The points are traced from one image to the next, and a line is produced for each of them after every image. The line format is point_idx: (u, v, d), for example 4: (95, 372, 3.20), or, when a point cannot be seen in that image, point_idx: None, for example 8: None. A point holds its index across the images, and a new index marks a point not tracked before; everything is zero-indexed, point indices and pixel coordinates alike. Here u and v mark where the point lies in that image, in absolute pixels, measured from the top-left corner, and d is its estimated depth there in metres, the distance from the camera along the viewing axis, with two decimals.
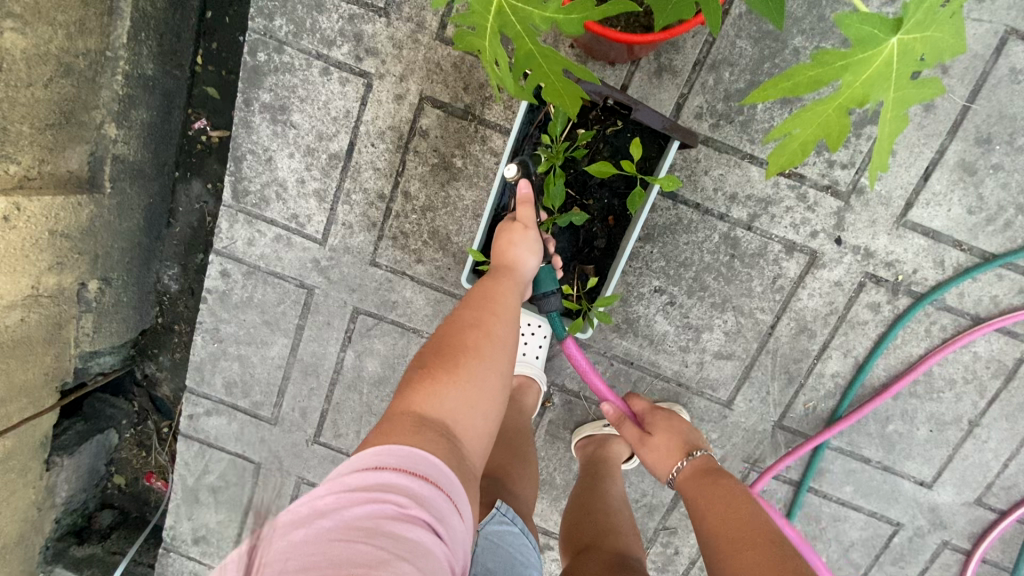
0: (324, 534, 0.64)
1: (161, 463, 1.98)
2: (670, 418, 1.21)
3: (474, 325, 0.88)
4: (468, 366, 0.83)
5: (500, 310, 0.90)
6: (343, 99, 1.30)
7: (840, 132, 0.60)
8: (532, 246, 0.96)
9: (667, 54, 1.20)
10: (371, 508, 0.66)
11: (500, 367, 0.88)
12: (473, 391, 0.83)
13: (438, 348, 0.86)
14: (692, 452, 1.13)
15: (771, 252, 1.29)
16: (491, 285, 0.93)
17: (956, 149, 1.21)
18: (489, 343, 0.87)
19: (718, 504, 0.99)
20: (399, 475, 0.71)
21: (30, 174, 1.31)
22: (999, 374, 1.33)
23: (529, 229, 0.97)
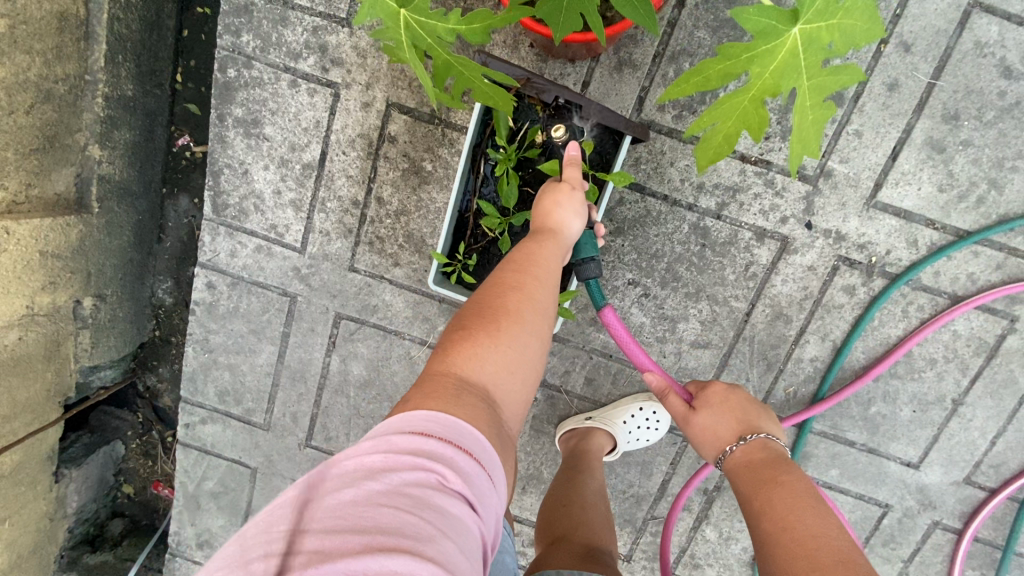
0: (369, 497, 0.57)
1: (167, 471, 2.04)
2: (727, 395, 1.12)
3: (514, 286, 0.85)
4: (508, 331, 0.81)
5: (540, 273, 0.88)
6: (312, 109, 1.33)
7: (760, 121, 0.62)
8: (577, 210, 0.94)
9: (626, 48, 1.21)
10: (419, 473, 0.60)
11: (539, 337, 0.84)
12: (513, 356, 0.80)
13: (479, 310, 0.83)
14: (748, 434, 1.05)
15: (741, 240, 1.29)
16: (532, 248, 0.91)
17: (923, 127, 1.20)
18: (530, 309, 0.84)
19: (780, 505, 0.90)
20: (444, 442, 0.65)
21: (18, 198, 1.36)
22: (981, 352, 1.32)
23: (576, 191, 0.94)
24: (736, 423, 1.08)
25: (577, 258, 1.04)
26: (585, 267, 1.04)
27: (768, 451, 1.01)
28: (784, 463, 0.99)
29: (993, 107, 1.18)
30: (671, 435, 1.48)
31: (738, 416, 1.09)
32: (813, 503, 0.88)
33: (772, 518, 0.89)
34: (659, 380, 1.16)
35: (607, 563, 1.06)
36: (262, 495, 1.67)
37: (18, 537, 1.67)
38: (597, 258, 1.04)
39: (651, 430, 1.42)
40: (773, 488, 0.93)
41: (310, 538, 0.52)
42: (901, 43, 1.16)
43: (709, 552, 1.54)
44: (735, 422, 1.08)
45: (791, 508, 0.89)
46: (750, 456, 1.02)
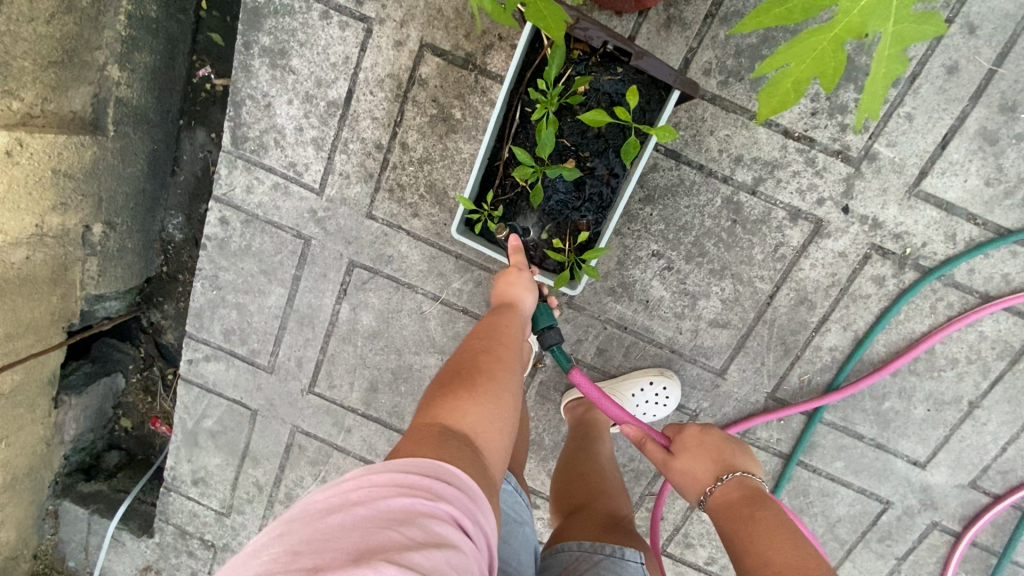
0: (358, 522, 0.60)
1: (165, 408, 2.03)
2: (701, 435, 1.10)
3: (484, 351, 0.93)
4: (485, 384, 0.86)
5: (506, 340, 0.96)
6: (343, 44, 1.28)
7: (836, 68, 0.56)
8: (530, 285, 1.02)
9: (677, 6, 1.15)
10: (405, 500, 0.63)
11: (514, 389, 0.91)
12: (491, 406, 0.84)
13: (456, 372, 0.89)
14: (725, 474, 1.03)
15: (774, 219, 1.25)
16: (495, 322, 0.99)
17: (978, 116, 1.14)
18: (502, 368, 0.91)
19: (764, 546, 0.91)
20: (425, 476, 0.68)
21: (32, 111, 1.32)
22: (1005, 356, 1.29)
23: (523, 271, 1.02)
24: (712, 462, 1.06)
25: (537, 328, 1.12)
26: (545, 334, 1.12)
27: (744, 490, 1.00)
28: (762, 498, 0.99)
29: None
30: (677, 413, 1.43)
31: (714, 456, 1.07)
32: (794, 540, 0.90)
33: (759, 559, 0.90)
34: (634, 430, 1.15)
35: (629, 531, 1.06)
36: (261, 438, 1.66)
37: (14, 457, 1.67)
38: (554, 325, 1.12)
39: (659, 406, 1.38)
40: (755, 529, 0.93)
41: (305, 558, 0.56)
42: (967, 24, 1.11)
43: (703, 533, 1.54)
44: (711, 463, 1.07)
45: (776, 548, 0.89)
46: (728, 498, 1.00)
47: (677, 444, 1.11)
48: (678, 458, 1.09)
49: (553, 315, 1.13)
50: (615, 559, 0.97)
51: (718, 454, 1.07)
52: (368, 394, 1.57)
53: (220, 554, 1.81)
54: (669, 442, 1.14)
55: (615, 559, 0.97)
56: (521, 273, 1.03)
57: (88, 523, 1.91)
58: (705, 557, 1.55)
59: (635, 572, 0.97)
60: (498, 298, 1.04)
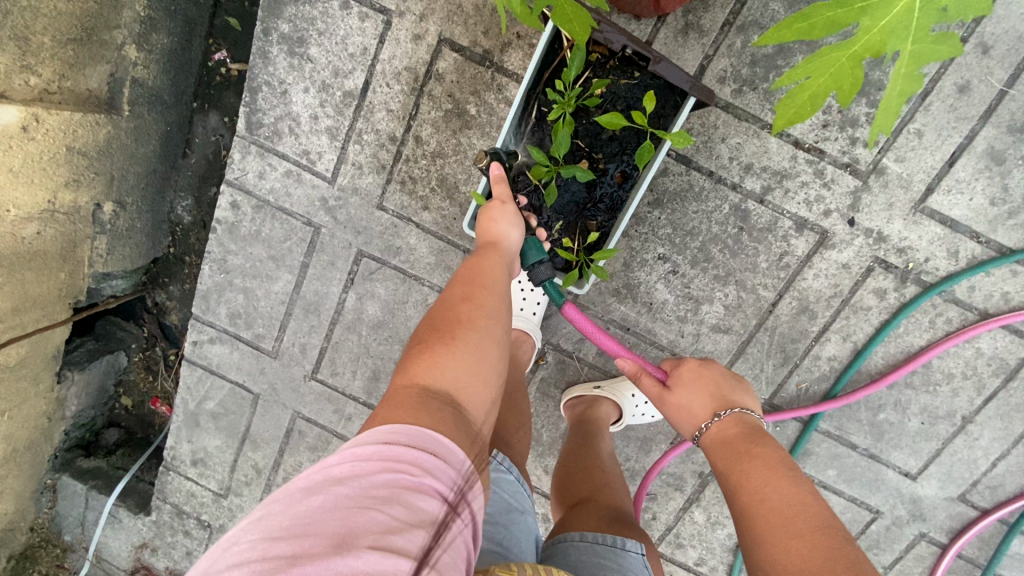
0: (340, 502, 0.61)
1: (166, 389, 2.04)
2: (700, 371, 1.10)
3: (464, 299, 0.89)
4: (464, 338, 0.84)
5: (489, 285, 0.92)
6: (362, 35, 1.29)
7: (852, 84, 0.58)
8: (513, 220, 0.97)
9: (695, 12, 1.16)
10: (389, 477, 0.64)
11: (498, 338, 0.88)
12: (471, 363, 0.82)
13: (433, 327, 0.86)
14: (722, 410, 1.03)
15: (781, 228, 1.26)
16: (477, 264, 0.94)
17: (987, 135, 1.16)
18: (483, 315, 0.88)
19: (755, 474, 0.90)
20: (406, 448, 0.68)
21: (50, 88, 1.33)
22: (1000, 373, 1.31)
23: (506, 203, 0.98)
24: (711, 398, 1.06)
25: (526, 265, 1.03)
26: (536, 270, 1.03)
27: (741, 425, 0.99)
28: (759, 434, 0.98)
29: None
30: None
31: (713, 392, 1.06)
32: (788, 473, 0.89)
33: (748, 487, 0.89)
34: (631, 364, 1.13)
35: (629, 524, 1.08)
36: (262, 422, 1.68)
37: (16, 430, 1.68)
38: (545, 261, 1.02)
39: None
40: (745, 459, 0.93)
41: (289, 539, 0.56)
42: (980, 44, 1.12)
43: (694, 534, 1.56)
44: (710, 398, 1.06)
45: (766, 476, 0.89)
46: (724, 432, 1.00)
47: (676, 379, 1.11)
48: (676, 392, 1.09)
49: (544, 249, 1.04)
50: (616, 549, 0.99)
51: (717, 390, 1.06)
52: (370, 383, 1.58)
53: (215, 534, 1.83)
54: (667, 377, 1.13)
55: (615, 549, 0.99)
56: (503, 206, 0.99)
57: (86, 498, 1.93)
58: (695, 558, 1.58)
59: (635, 563, 0.99)
60: (480, 239, 1.00)
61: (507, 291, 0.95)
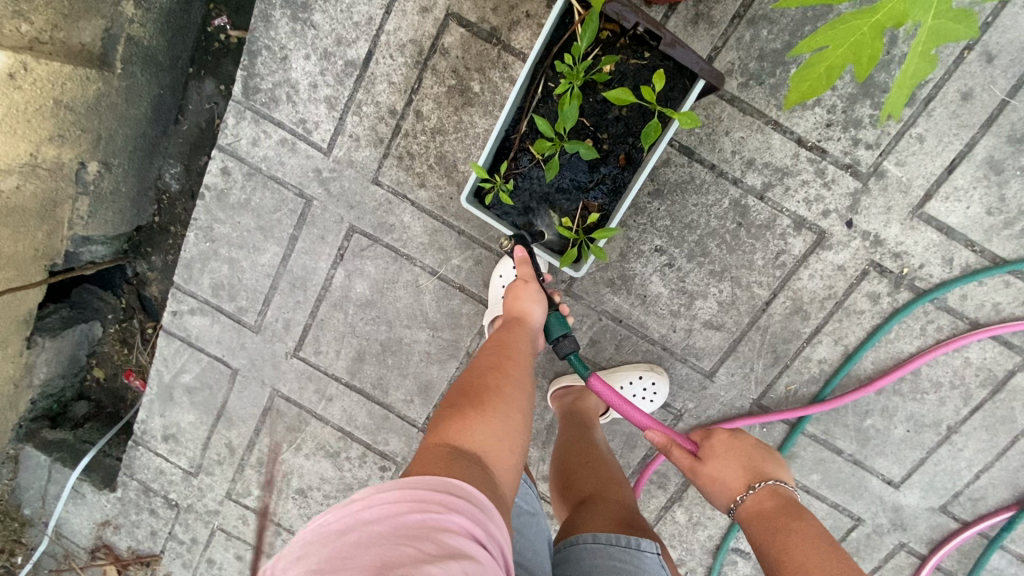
0: (371, 540, 0.61)
1: (141, 363, 1.98)
2: (732, 444, 1.12)
3: (493, 368, 0.94)
4: (494, 403, 0.86)
5: (516, 356, 0.97)
6: (368, 4, 1.26)
7: (871, 56, 0.57)
8: (535, 298, 1.06)
9: (707, 2, 1.16)
10: (417, 515, 0.64)
11: (525, 406, 0.90)
12: (499, 425, 0.83)
13: (464, 393, 0.88)
14: (758, 482, 1.05)
15: (779, 226, 1.26)
16: (505, 337, 1.01)
17: (986, 144, 1.16)
18: (511, 385, 0.91)
19: (798, 553, 0.91)
20: (436, 490, 0.68)
21: (41, 37, 1.29)
22: (987, 384, 1.31)
23: (530, 283, 1.07)
24: (744, 469, 1.08)
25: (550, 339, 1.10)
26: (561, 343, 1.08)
27: (777, 498, 1.01)
28: (795, 507, 1.00)
29: None
30: (662, 411, 1.44)
31: (745, 463, 1.09)
32: (827, 545, 0.91)
33: (791, 563, 0.91)
34: (661, 436, 1.14)
35: (639, 522, 1.07)
36: (239, 399, 1.63)
37: None
38: (568, 334, 1.09)
39: (645, 401, 1.38)
40: (786, 534, 0.95)
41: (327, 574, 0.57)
42: (985, 52, 1.12)
43: (674, 534, 1.54)
44: (742, 470, 1.08)
45: (808, 550, 0.91)
46: (760, 504, 1.02)
47: (707, 452, 1.13)
48: (709, 463, 1.10)
49: (566, 323, 1.11)
50: (631, 550, 0.97)
51: (749, 462, 1.09)
52: (354, 364, 1.54)
53: (182, 515, 1.77)
54: (697, 449, 1.15)
55: (630, 550, 0.97)
56: (527, 285, 1.08)
57: (49, 471, 1.86)
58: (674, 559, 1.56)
59: (651, 563, 0.97)
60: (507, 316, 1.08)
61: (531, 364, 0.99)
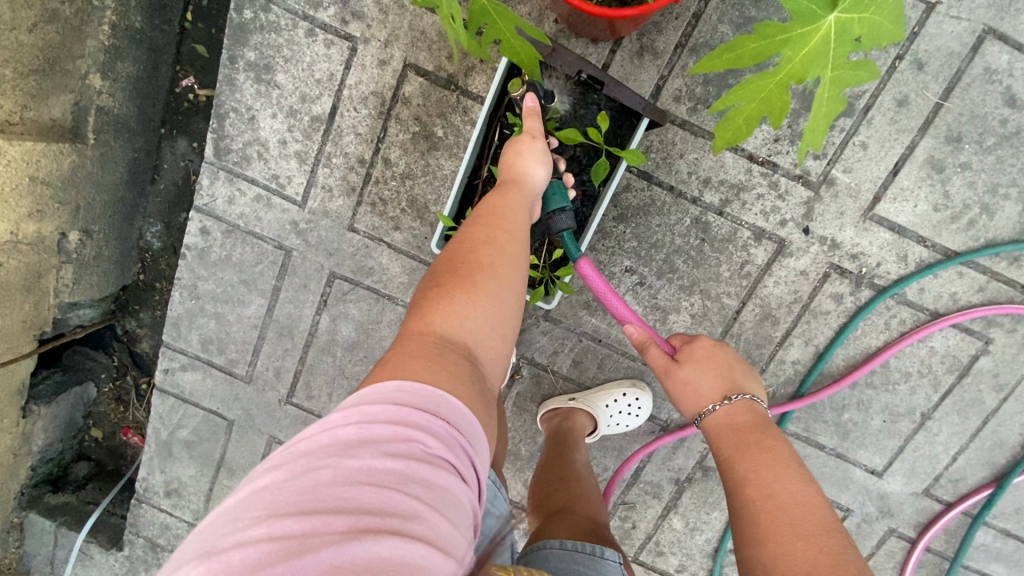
0: (350, 475, 0.58)
1: (139, 419, 2.00)
2: (713, 350, 1.09)
3: (486, 245, 0.85)
4: (483, 287, 0.81)
5: (510, 225, 0.87)
6: (328, 61, 1.31)
7: (781, 108, 0.63)
8: (541, 158, 0.93)
9: (649, 35, 1.21)
10: (399, 449, 0.61)
11: (514, 292, 0.85)
12: (488, 316, 0.80)
13: (455, 272, 0.82)
14: (734, 393, 1.04)
15: (740, 239, 1.31)
16: (499, 201, 0.89)
17: (926, 146, 1.22)
18: (506, 265, 0.84)
19: (766, 471, 0.93)
20: (420, 412, 0.65)
21: (12, 118, 1.32)
22: (954, 370, 1.37)
23: (536, 140, 0.93)
24: (720, 378, 1.06)
25: (547, 210, 0.99)
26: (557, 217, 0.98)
27: (751, 413, 1.02)
28: (765, 426, 1.01)
29: (994, 133, 1.21)
30: (649, 423, 1.50)
31: (724, 372, 1.07)
32: (796, 472, 0.93)
33: (759, 484, 0.92)
34: (641, 332, 1.08)
35: (607, 537, 1.08)
36: (237, 449, 1.66)
37: None
38: (568, 209, 0.99)
39: (631, 417, 1.42)
40: (758, 454, 0.96)
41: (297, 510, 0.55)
42: (915, 61, 1.18)
43: (673, 541, 1.58)
44: (720, 379, 1.07)
45: (776, 474, 0.93)
46: (734, 417, 1.02)
47: (684, 353, 1.09)
48: (686, 367, 1.07)
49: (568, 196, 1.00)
50: (596, 557, 0.99)
51: (726, 371, 1.07)
52: None
53: None
54: (674, 351, 1.11)
55: (595, 557, 0.99)
56: (533, 142, 0.93)
57: (55, 536, 1.88)
58: (675, 565, 1.60)
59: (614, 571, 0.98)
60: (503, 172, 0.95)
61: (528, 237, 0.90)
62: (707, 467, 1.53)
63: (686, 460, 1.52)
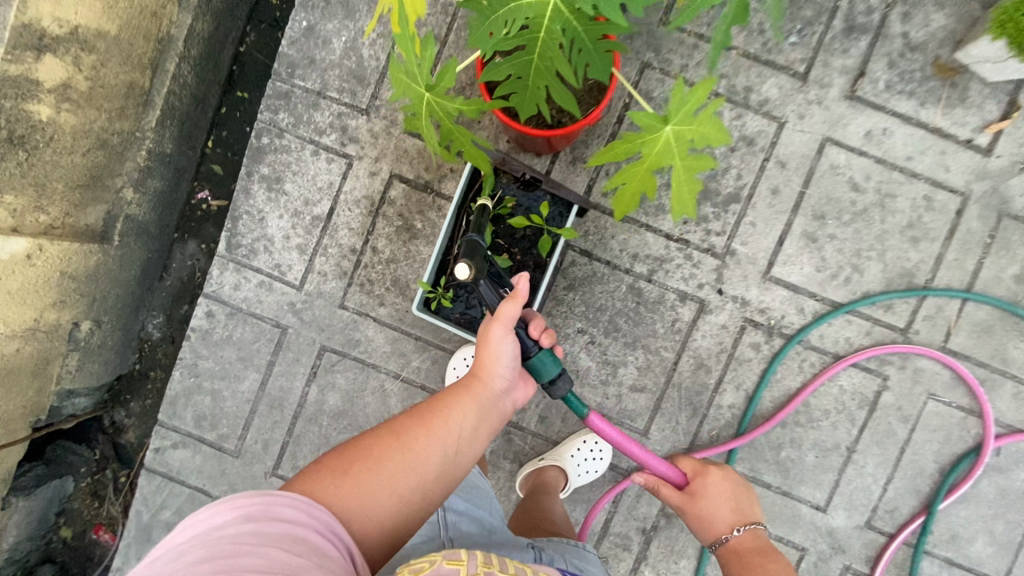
0: (219, 551, 0.73)
1: (112, 514, 2.01)
2: (723, 484, 1.33)
3: (386, 436, 0.98)
4: (358, 474, 0.92)
5: (415, 434, 0.99)
6: (328, 173, 1.63)
7: (652, 184, 0.96)
8: (496, 355, 1.08)
9: (580, 148, 1.59)
10: (254, 547, 0.74)
11: (399, 489, 0.94)
12: (365, 489, 0.92)
13: (355, 448, 0.95)
14: (743, 524, 1.28)
15: (668, 300, 1.59)
16: (436, 402, 1.04)
17: (799, 222, 1.57)
18: (392, 466, 0.95)
19: None
20: (276, 535, 0.77)
21: (54, 224, 1.54)
22: (864, 405, 1.59)
23: (500, 330, 1.07)
24: (734, 510, 1.31)
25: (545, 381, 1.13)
26: (556, 386, 1.14)
27: (757, 540, 1.26)
28: (771, 551, 1.25)
29: (849, 211, 1.57)
30: (612, 472, 1.64)
31: (734, 504, 1.31)
32: None
33: None
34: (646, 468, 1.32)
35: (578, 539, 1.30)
36: None
37: None
38: (558, 377, 1.12)
39: (598, 461, 1.58)
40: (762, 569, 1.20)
41: (191, 557, 0.71)
42: (779, 161, 1.56)
43: None
44: (732, 510, 1.30)
45: None
46: (744, 543, 1.26)
47: (697, 487, 1.33)
48: (699, 498, 1.31)
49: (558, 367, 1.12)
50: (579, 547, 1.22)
51: (736, 503, 1.31)
52: None
53: None
54: (686, 484, 1.35)
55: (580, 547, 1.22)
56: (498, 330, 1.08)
57: None
58: None
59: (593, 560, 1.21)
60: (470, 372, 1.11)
61: (447, 464, 1.00)
62: (670, 514, 1.64)
63: (649, 508, 1.63)
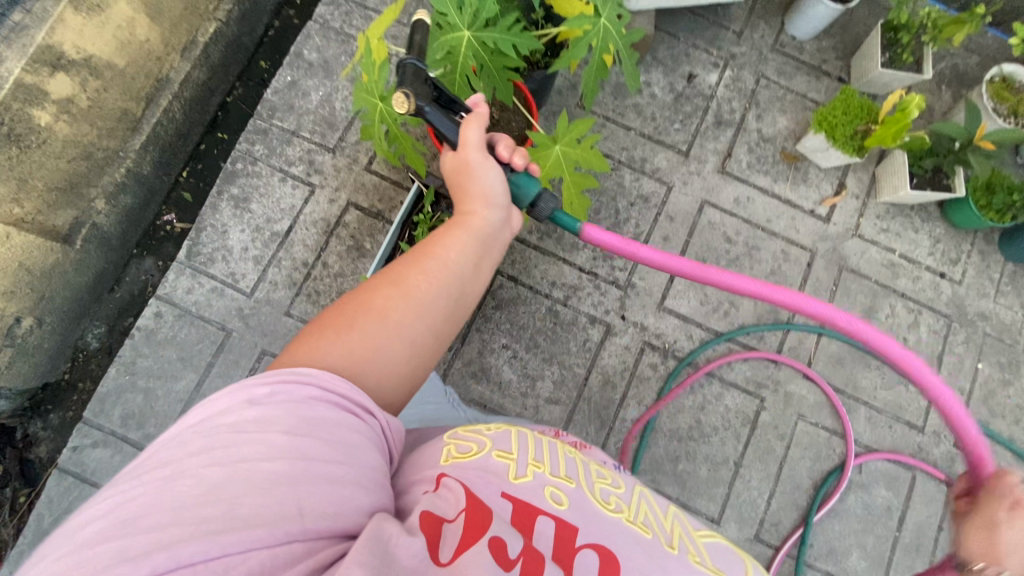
0: (217, 462, 0.67)
1: (2, 536, 1.87)
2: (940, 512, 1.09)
3: (385, 288, 0.91)
4: (350, 324, 0.86)
5: (417, 279, 0.93)
6: (292, 197, 1.87)
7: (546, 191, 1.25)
8: (484, 177, 1.02)
9: None
10: (250, 465, 0.67)
11: (392, 332, 0.88)
12: (357, 340, 0.85)
13: (345, 302, 0.90)
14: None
15: (581, 322, 1.84)
16: (438, 242, 0.99)
17: (686, 264, 1.91)
18: (387, 314, 0.88)
19: None
20: (272, 452, 0.68)
21: (26, 218, 1.76)
22: (746, 423, 1.83)
23: (472, 159, 1.02)
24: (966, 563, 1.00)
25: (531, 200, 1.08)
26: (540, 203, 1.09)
27: None
28: None
29: (725, 258, 1.93)
30: None
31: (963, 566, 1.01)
32: None
33: None
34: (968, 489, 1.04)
35: None
36: None
37: None
38: (540, 194, 1.07)
39: None
40: None
41: (190, 446, 0.68)
42: (669, 215, 1.94)
43: None
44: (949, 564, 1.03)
45: None
46: None
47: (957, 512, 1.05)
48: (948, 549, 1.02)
49: (533, 181, 1.06)
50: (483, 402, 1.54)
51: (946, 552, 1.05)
52: None
53: None
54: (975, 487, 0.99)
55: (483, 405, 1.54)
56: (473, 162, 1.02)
57: None
58: None
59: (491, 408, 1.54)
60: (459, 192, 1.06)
61: (443, 303, 0.94)
62: None
63: None
